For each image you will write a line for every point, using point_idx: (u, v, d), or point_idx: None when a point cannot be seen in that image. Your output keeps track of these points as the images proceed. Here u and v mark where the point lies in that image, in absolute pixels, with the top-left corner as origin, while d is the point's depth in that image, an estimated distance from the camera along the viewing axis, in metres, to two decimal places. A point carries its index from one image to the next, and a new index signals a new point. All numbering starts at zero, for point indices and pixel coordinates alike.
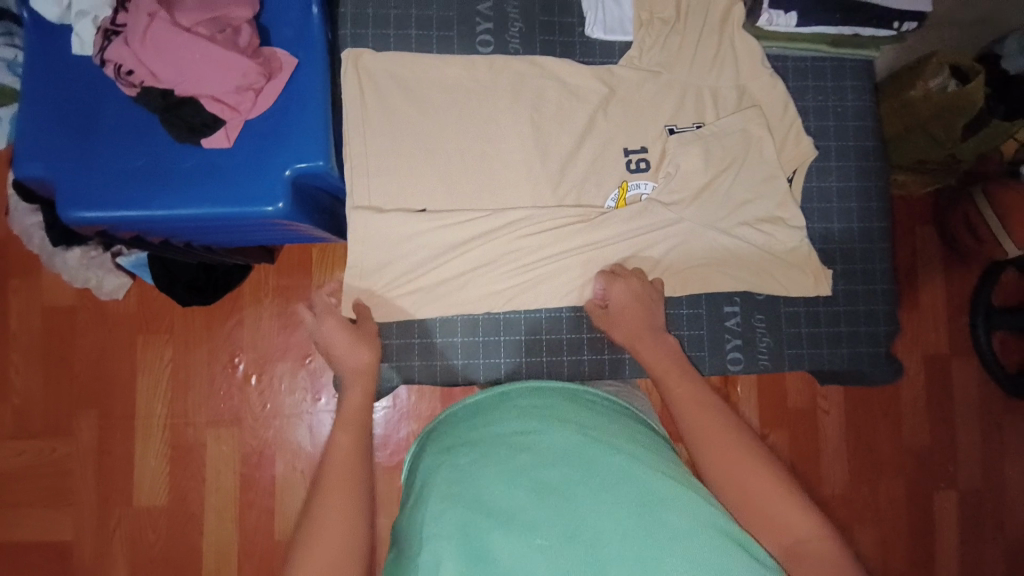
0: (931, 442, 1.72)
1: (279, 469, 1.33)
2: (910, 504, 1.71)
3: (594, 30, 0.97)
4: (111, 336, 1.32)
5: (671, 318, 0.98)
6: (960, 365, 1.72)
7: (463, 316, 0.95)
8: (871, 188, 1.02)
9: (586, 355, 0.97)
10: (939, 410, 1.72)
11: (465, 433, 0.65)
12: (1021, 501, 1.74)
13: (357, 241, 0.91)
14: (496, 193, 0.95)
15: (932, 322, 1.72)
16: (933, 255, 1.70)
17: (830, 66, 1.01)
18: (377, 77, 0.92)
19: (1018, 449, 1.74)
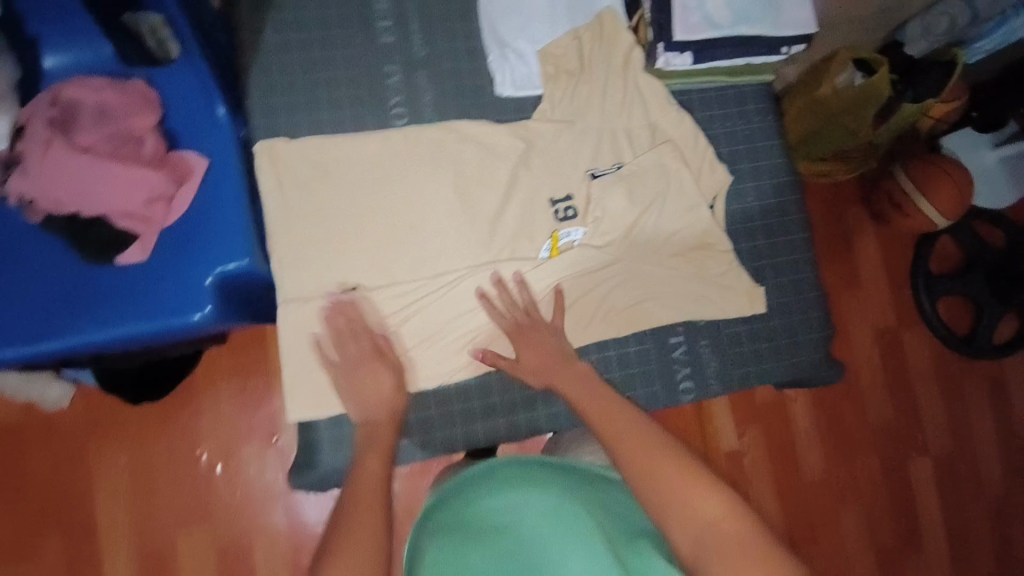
0: (897, 414, 1.74)
1: (260, 555, 1.27)
2: (889, 477, 1.72)
3: (504, 89, 0.99)
4: (62, 447, 1.25)
5: (622, 358, 0.99)
6: (911, 335, 1.75)
7: (414, 392, 0.94)
8: (788, 202, 1.07)
9: (541, 411, 0.97)
10: (898, 380, 1.75)
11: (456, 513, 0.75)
12: (990, 456, 1.77)
13: (291, 333, 0.91)
14: (428, 263, 0.96)
15: (878, 298, 1.75)
16: (867, 234, 1.75)
17: (731, 94, 1.05)
18: (293, 165, 0.92)
19: (979, 405, 1.78)
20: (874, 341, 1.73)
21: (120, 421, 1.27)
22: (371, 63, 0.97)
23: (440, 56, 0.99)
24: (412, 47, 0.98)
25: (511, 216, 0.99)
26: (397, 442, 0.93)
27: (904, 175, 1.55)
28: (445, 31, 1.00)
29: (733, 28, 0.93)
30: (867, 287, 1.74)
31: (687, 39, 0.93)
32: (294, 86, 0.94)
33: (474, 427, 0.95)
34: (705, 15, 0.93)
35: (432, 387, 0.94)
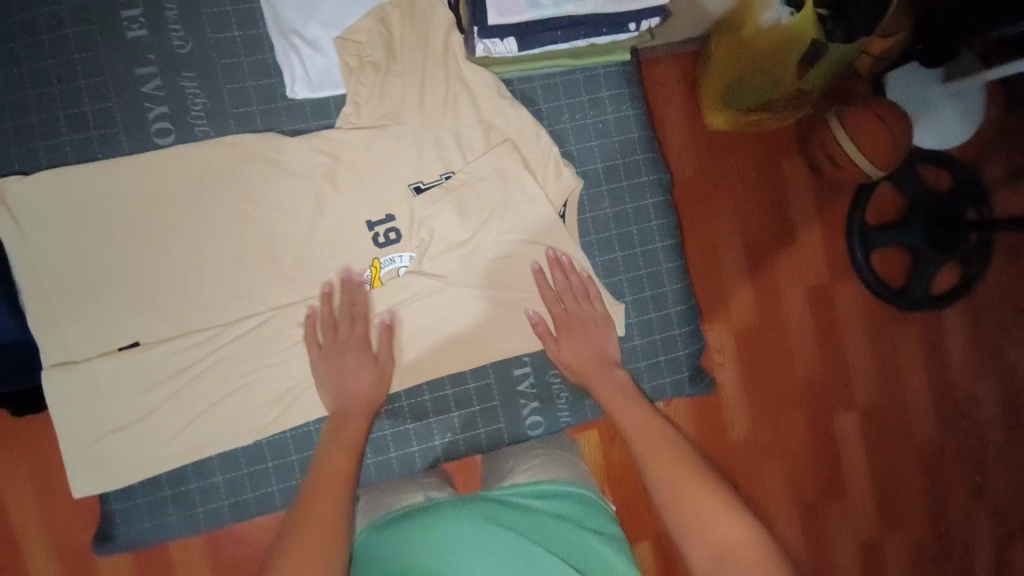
0: (824, 372, 1.47)
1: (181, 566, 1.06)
2: (811, 439, 1.46)
3: (296, 90, 0.82)
4: None
5: (501, 381, 0.90)
6: (843, 288, 1.46)
7: (220, 454, 0.83)
8: (648, 204, 0.93)
9: (481, 428, 0.90)
10: (828, 330, 1.47)
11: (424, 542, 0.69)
12: (926, 411, 1.51)
13: (57, 406, 0.77)
14: (219, 307, 0.82)
15: (807, 247, 1.45)
16: (799, 178, 1.44)
17: (581, 78, 0.90)
18: (31, 204, 0.76)
19: (914, 354, 1.51)
20: (802, 294, 1.45)
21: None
22: (119, 67, 0.79)
23: (210, 52, 0.81)
24: (173, 43, 0.80)
25: (318, 242, 0.84)
26: (205, 505, 0.83)
27: (839, 122, 1.28)
28: (214, 18, 0.81)
29: (557, 7, 0.75)
30: (796, 233, 1.44)
31: (505, 24, 0.75)
32: (25, 104, 0.77)
33: (293, 483, 0.85)
34: None
35: (239, 447, 0.83)
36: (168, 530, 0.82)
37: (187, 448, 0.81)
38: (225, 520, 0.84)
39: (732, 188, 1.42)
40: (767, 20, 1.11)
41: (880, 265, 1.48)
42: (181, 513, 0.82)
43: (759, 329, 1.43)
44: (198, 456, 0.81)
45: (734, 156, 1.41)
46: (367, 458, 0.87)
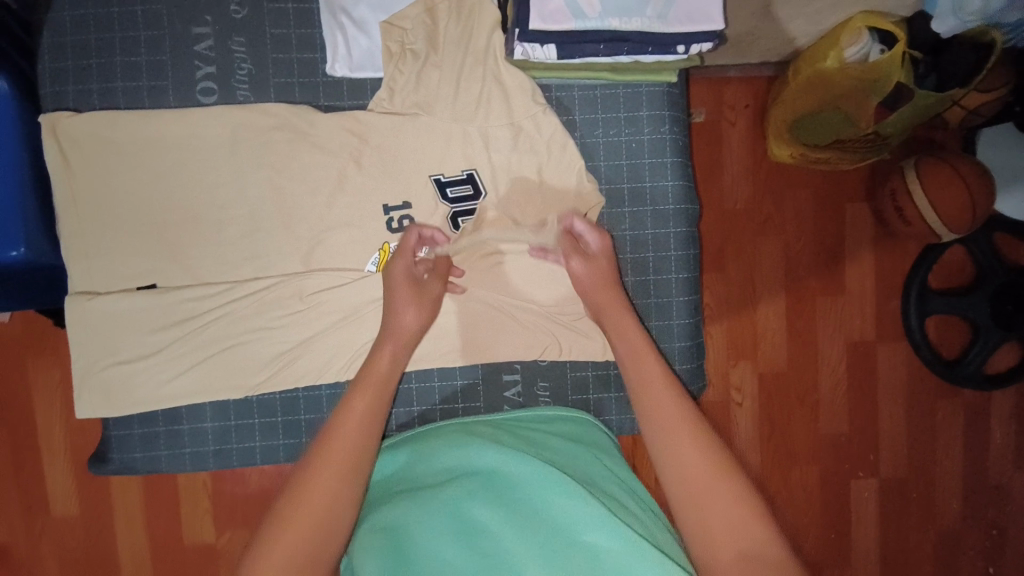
0: (849, 432, 1.39)
1: (182, 478, 1.20)
2: (822, 498, 1.39)
3: (336, 68, 0.84)
4: None
5: (504, 363, 0.90)
6: (887, 350, 1.37)
7: (212, 402, 0.87)
8: (669, 232, 0.89)
9: (479, 403, 0.90)
10: (861, 392, 1.38)
11: (429, 463, 0.75)
12: (955, 495, 1.40)
13: (75, 330, 0.83)
14: (232, 265, 0.85)
15: (856, 300, 1.36)
16: (861, 226, 1.34)
17: (623, 94, 0.87)
18: (81, 142, 0.81)
19: (953, 433, 1.40)
20: (840, 348, 1.37)
21: (40, 344, 1.17)
22: (178, 25, 0.83)
23: (263, 21, 0.84)
24: (230, 8, 0.83)
25: (335, 215, 0.86)
26: (192, 449, 0.87)
27: (915, 172, 1.19)
28: None
29: (600, 21, 0.74)
30: (845, 283, 1.35)
31: (545, 30, 0.74)
32: (90, 49, 0.82)
33: (274, 443, 0.88)
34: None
35: (229, 399, 0.86)
36: (157, 465, 0.87)
37: (185, 391, 0.85)
38: (208, 465, 0.87)
39: (786, 226, 1.34)
40: (851, 55, 1.01)
41: (935, 331, 1.37)
42: (171, 453, 0.87)
43: (787, 377, 1.36)
44: (193, 401, 0.86)
45: (793, 193, 1.33)
46: None
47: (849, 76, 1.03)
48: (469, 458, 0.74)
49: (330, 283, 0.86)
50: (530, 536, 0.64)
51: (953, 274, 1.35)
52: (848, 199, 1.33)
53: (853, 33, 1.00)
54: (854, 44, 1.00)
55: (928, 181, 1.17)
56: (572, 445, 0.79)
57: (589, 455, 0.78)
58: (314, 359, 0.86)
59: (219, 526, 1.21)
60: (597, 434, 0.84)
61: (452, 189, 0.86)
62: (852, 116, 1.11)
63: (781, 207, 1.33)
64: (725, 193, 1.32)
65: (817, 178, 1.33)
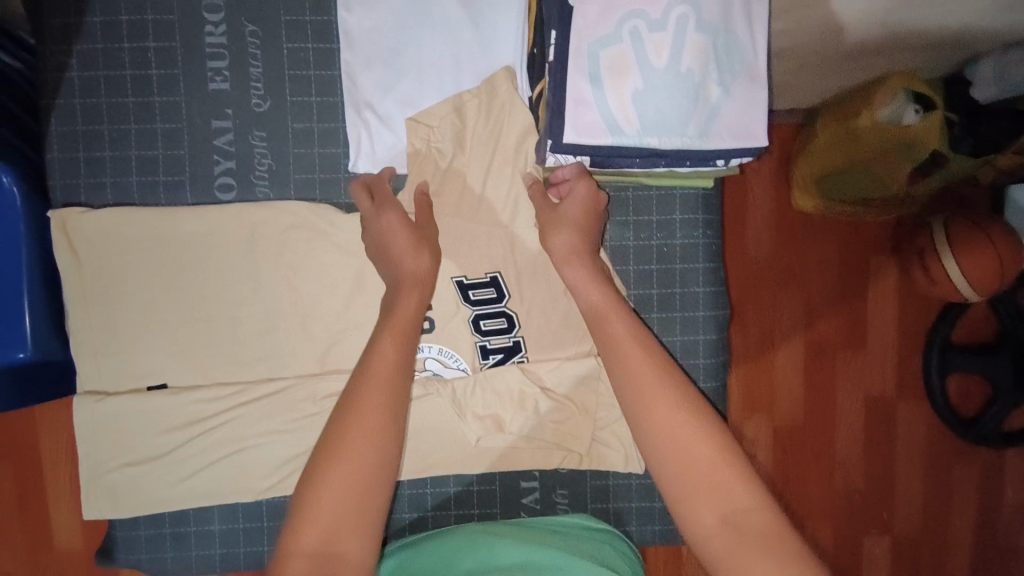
0: (864, 488, 1.35)
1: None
2: (835, 557, 1.35)
3: (358, 165, 0.81)
4: None
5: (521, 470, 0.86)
6: (905, 409, 1.33)
7: (221, 504, 0.84)
8: (699, 339, 0.86)
9: (496, 510, 0.86)
10: (878, 449, 1.34)
11: (446, 562, 0.73)
12: (968, 555, 1.36)
13: (84, 432, 0.81)
14: (245, 365, 0.82)
15: (877, 362, 1.32)
16: (885, 291, 1.30)
17: (655, 196, 0.84)
18: (91, 240, 0.78)
19: (972, 504, 1.35)
20: (859, 404, 1.32)
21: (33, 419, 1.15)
22: (196, 117, 0.79)
23: (285, 114, 0.80)
24: (252, 100, 0.80)
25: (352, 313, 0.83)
26: (199, 551, 0.84)
27: (943, 233, 1.14)
28: (296, 82, 0.80)
29: (639, 138, 0.69)
30: (867, 347, 1.31)
31: (579, 144, 0.70)
32: (102, 138, 0.78)
33: None
34: (606, 116, 0.69)
35: (238, 502, 0.84)
36: (163, 567, 0.84)
37: (193, 493, 0.83)
38: (215, 567, 0.85)
39: (808, 282, 1.29)
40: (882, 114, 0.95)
41: (956, 392, 1.33)
42: (177, 554, 0.84)
43: (803, 433, 1.33)
44: (201, 503, 0.83)
45: (816, 250, 1.29)
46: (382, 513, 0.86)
47: (882, 138, 0.97)
48: (496, 555, 0.72)
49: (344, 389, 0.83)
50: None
51: (975, 331, 1.31)
52: (872, 253, 1.29)
53: (891, 95, 0.93)
54: (890, 105, 0.94)
55: (958, 243, 1.12)
56: (595, 548, 0.77)
57: (617, 560, 0.75)
58: None
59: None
60: (623, 543, 0.81)
61: (474, 291, 0.83)
62: (883, 178, 1.04)
63: (804, 265, 1.29)
64: (747, 246, 1.29)
65: (843, 240, 1.29)
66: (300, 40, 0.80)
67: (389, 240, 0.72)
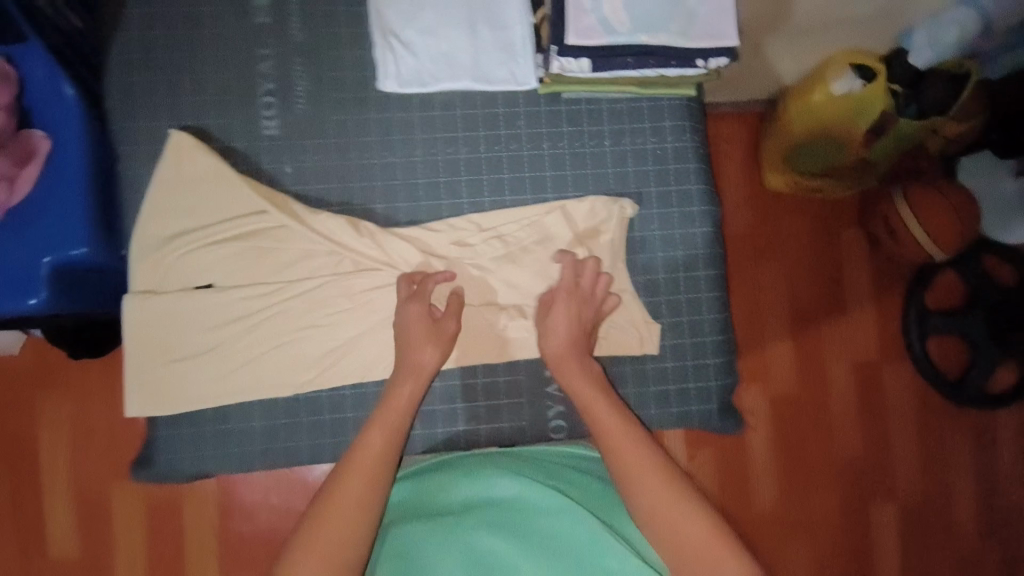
0: (865, 450, 1.39)
1: (188, 519, 1.27)
2: (843, 526, 1.38)
3: (385, 83, 0.91)
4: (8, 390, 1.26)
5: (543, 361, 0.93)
6: (894, 372, 1.40)
7: (259, 401, 0.88)
8: (696, 233, 0.95)
9: (526, 399, 0.92)
10: (871, 412, 1.40)
11: (443, 488, 0.79)
12: (971, 513, 1.40)
13: (133, 328, 0.85)
14: (289, 265, 0.89)
15: (861, 326, 1.40)
16: (858, 254, 1.41)
17: (646, 106, 0.95)
18: (192, 165, 0.86)
19: (965, 458, 1.41)
20: (849, 370, 1.39)
21: (51, 369, 1.26)
22: (243, 46, 0.90)
23: (320, 44, 0.92)
24: (290, 32, 0.91)
25: (380, 209, 0.92)
26: (239, 449, 0.87)
27: (903, 198, 1.26)
28: (329, 16, 0.92)
29: (631, 36, 0.82)
30: (849, 311, 1.40)
31: (580, 45, 0.82)
32: (159, 66, 0.89)
33: (321, 442, 0.88)
34: (601, 18, 0.81)
35: (277, 397, 0.88)
36: (204, 466, 0.87)
37: (236, 390, 0.86)
38: (255, 466, 0.88)
39: (789, 252, 1.39)
40: (836, 90, 1.10)
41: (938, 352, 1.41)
42: (218, 453, 0.87)
43: (798, 399, 1.38)
44: (242, 399, 0.87)
45: (791, 219, 1.40)
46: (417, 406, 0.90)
47: (836, 107, 1.11)
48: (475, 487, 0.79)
49: (381, 284, 0.90)
50: (540, 565, 0.69)
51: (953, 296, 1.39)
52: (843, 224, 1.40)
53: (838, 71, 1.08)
54: (840, 78, 1.08)
55: (916, 205, 1.23)
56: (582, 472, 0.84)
57: (597, 482, 0.83)
58: (362, 355, 0.89)
59: (222, 567, 1.26)
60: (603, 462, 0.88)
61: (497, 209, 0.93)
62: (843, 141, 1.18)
63: (782, 232, 1.40)
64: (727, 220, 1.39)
65: (813, 212, 1.40)
66: None
67: (405, 329, 0.84)
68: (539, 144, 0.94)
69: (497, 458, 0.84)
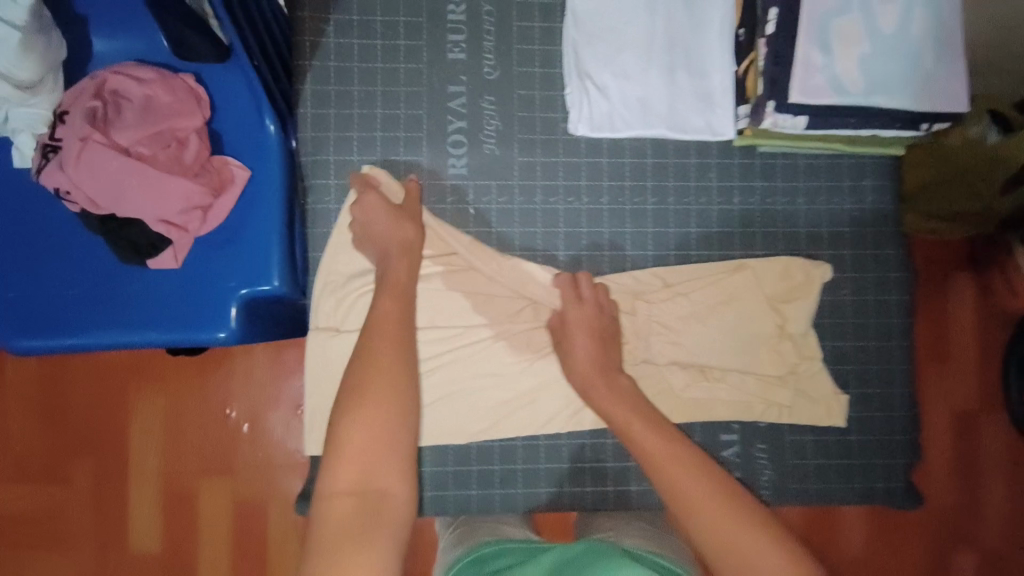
0: (956, 499, 1.26)
1: (273, 520, 1.20)
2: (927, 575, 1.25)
3: (578, 128, 0.87)
4: (104, 385, 1.20)
5: (717, 425, 0.90)
6: (987, 420, 1.28)
7: (431, 446, 0.88)
8: (891, 300, 0.91)
9: None
10: (961, 462, 1.27)
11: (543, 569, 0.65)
12: None
13: (312, 367, 0.85)
14: (470, 313, 0.88)
15: (963, 373, 1.28)
16: (964, 305, 1.29)
17: (847, 164, 0.90)
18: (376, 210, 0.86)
19: None
20: (945, 417, 1.27)
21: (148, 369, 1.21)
22: (435, 82, 0.88)
23: (513, 82, 0.89)
24: (484, 70, 0.88)
25: (562, 258, 0.89)
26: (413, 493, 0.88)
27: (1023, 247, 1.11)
28: (523, 54, 0.89)
29: (866, 97, 0.79)
30: (950, 359, 1.28)
31: (805, 103, 0.78)
32: (351, 97, 0.87)
33: (490, 493, 0.89)
34: (833, 77, 0.78)
35: (451, 445, 0.88)
36: None
37: None
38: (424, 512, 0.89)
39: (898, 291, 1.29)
40: (971, 137, 0.98)
41: None
42: None
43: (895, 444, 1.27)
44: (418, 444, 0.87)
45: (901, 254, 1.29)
46: (586, 461, 0.90)
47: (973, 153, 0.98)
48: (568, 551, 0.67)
49: None
50: None
51: None
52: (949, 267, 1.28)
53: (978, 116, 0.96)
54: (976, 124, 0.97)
55: None
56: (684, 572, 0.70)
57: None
58: (538, 410, 0.88)
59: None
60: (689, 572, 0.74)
61: (685, 265, 0.89)
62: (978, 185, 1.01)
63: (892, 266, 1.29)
64: None
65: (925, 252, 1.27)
66: (529, 19, 0.89)
67: (369, 220, 0.80)
68: (729, 198, 0.90)
69: (595, 545, 0.70)
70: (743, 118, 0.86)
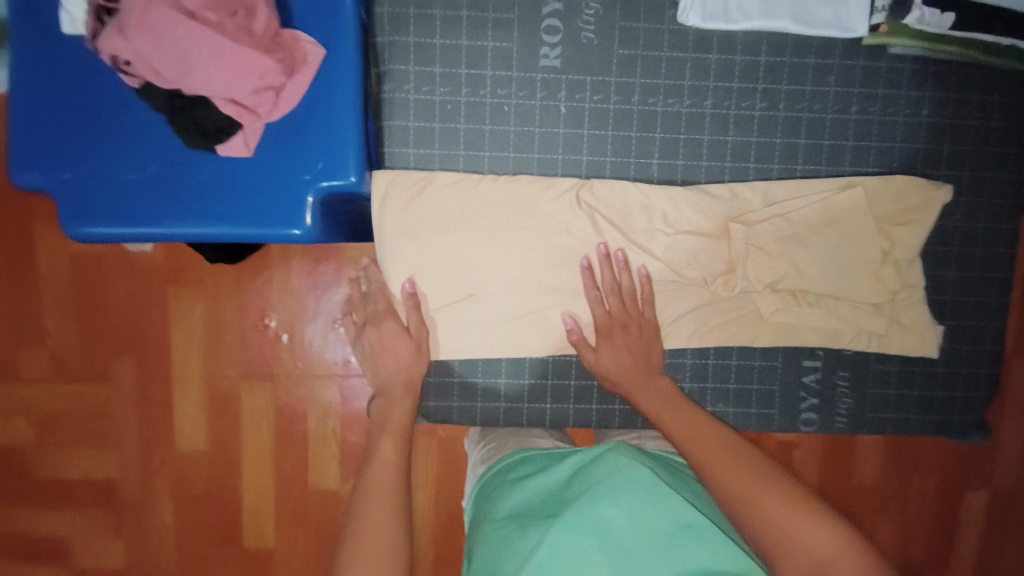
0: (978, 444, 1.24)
1: (312, 424, 1.19)
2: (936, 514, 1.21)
3: (690, 17, 0.77)
4: (140, 288, 1.16)
5: (793, 355, 0.87)
6: None
7: (508, 357, 0.85)
8: (1001, 229, 0.85)
9: (779, 385, 0.87)
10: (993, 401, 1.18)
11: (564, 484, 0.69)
12: None
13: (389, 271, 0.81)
14: (556, 217, 0.81)
15: None
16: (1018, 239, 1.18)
17: (980, 74, 0.82)
18: (462, 102, 0.79)
19: None
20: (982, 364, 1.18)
21: (184, 275, 1.16)
22: None
23: None
24: None
25: (657, 166, 0.82)
26: (485, 402, 0.86)
27: None
28: None
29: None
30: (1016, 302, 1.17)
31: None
32: None
33: (565, 407, 0.87)
34: None
35: (527, 357, 0.85)
36: (448, 415, 0.86)
37: (488, 347, 0.84)
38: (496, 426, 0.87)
39: None
40: None
41: None
42: (462, 405, 0.86)
43: None
44: (493, 356, 0.84)
45: None
46: None
47: None
48: (592, 472, 0.68)
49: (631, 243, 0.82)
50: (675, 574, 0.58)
51: None
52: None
53: None
54: None
55: None
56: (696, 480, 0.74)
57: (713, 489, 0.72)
58: None
59: (340, 473, 1.20)
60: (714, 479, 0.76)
61: (787, 181, 0.82)
62: None
63: None
64: None
65: None
66: None
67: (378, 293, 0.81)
68: (847, 107, 0.81)
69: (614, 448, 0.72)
70: (881, 11, 0.75)
